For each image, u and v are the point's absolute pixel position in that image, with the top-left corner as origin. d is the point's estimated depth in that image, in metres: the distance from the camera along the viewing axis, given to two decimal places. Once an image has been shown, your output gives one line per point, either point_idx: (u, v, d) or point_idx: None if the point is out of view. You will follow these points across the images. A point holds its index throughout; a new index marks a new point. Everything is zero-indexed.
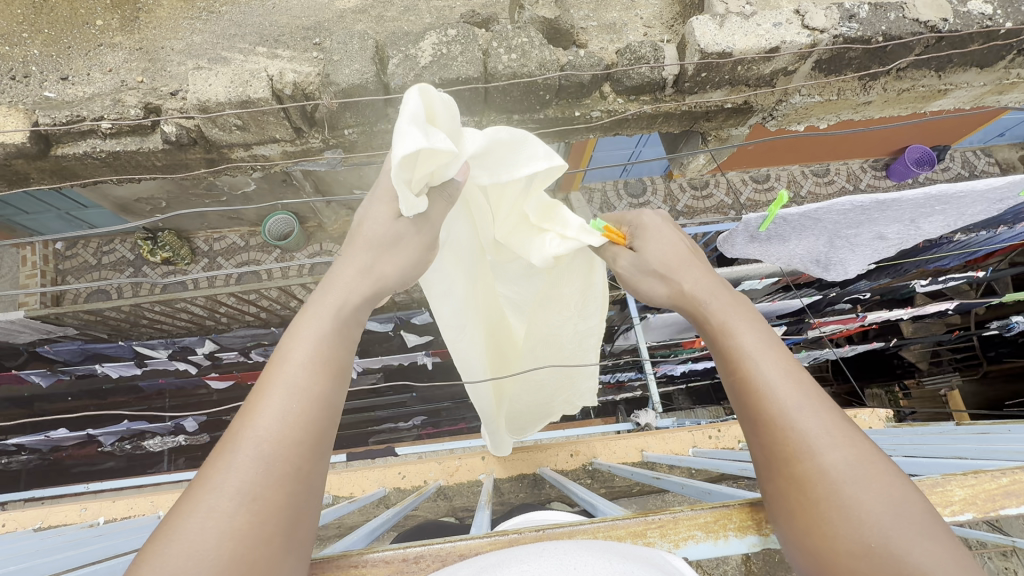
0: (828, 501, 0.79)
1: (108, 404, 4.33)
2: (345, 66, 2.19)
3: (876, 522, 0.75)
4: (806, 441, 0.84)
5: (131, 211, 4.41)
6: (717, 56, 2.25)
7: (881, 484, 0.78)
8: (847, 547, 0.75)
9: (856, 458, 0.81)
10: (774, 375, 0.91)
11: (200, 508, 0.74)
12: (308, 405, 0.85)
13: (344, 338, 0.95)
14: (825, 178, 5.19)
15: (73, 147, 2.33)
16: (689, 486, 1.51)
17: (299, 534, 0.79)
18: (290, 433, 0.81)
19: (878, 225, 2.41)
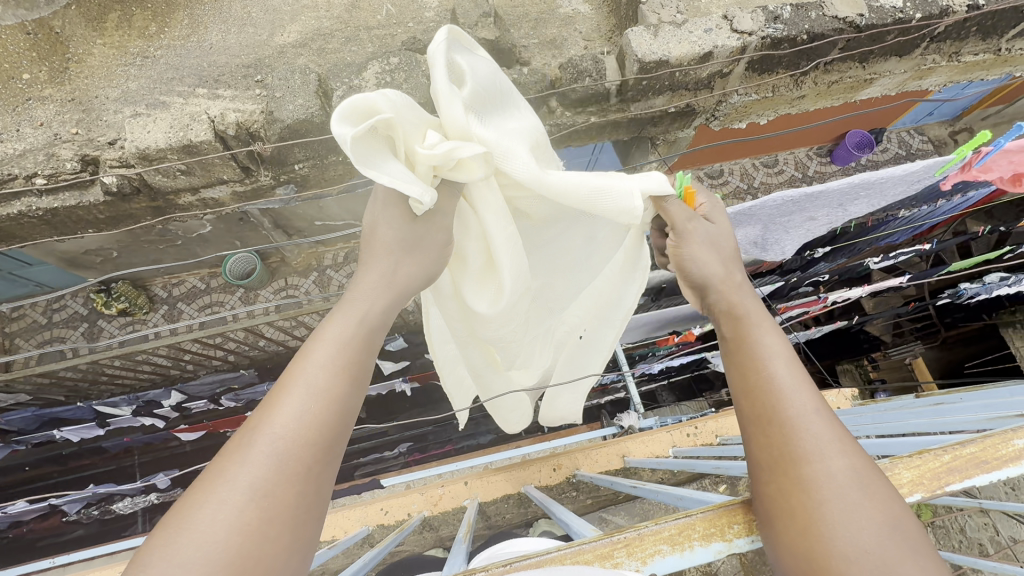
0: (831, 504, 0.79)
1: (71, 469, 4.10)
2: (289, 101, 2.17)
3: (875, 529, 0.76)
4: (820, 444, 0.85)
5: (79, 265, 4.23)
6: (654, 64, 2.32)
7: (883, 500, 0.79)
8: (839, 549, 0.75)
9: (857, 467, 0.82)
10: (795, 383, 0.94)
11: (204, 529, 0.71)
12: (321, 423, 0.84)
13: (366, 344, 0.98)
14: (774, 169, 5.41)
15: (5, 208, 2.23)
16: (662, 493, 1.54)
17: (299, 539, 0.77)
18: (304, 453, 0.81)
19: (809, 212, 2.57)
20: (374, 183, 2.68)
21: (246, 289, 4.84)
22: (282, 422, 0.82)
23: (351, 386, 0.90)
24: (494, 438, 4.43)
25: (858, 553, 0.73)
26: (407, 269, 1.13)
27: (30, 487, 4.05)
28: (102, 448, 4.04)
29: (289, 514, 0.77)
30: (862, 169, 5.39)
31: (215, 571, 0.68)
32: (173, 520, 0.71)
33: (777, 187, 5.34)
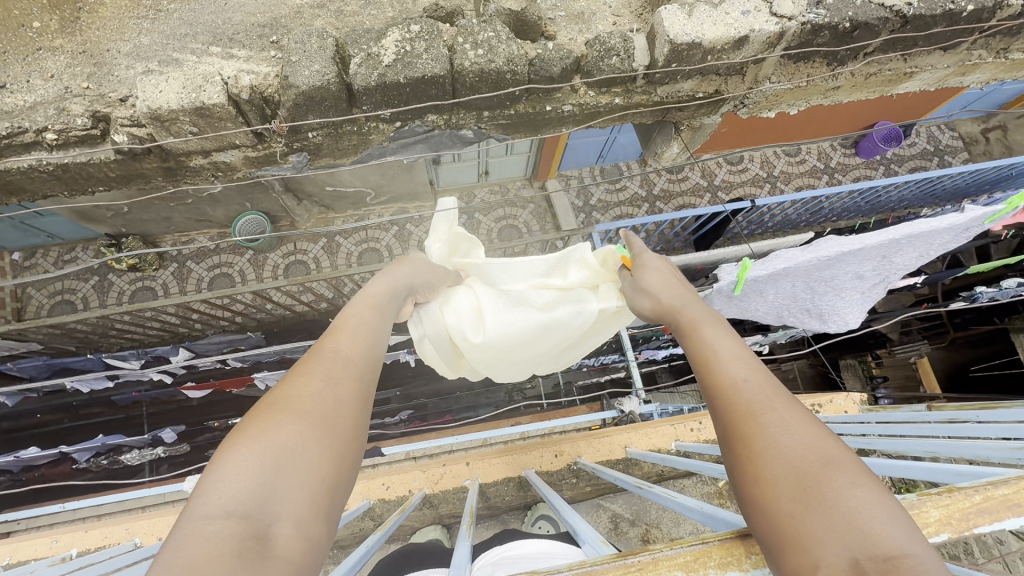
0: (770, 454, 0.82)
1: (81, 417, 4.20)
2: (305, 67, 2.09)
3: (814, 464, 0.78)
4: (762, 397, 0.90)
5: (90, 218, 4.22)
6: (686, 47, 2.23)
7: (821, 443, 0.80)
8: (786, 492, 0.77)
9: (795, 418, 0.85)
10: (732, 361, 0.99)
11: (274, 439, 0.79)
12: (360, 364, 0.99)
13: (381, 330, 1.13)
14: (796, 158, 5.29)
15: (17, 161, 2.21)
16: (670, 500, 1.46)
17: (327, 465, 0.81)
18: (346, 384, 0.93)
19: (854, 268, 2.56)
20: (388, 155, 2.62)
21: (255, 250, 4.87)
22: (330, 361, 0.95)
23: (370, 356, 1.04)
24: (493, 412, 4.49)
25: (802, 489, 0.76)
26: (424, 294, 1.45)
27: (41, 434, 4.15)
28: (111, 401, 4.12)
29: (338, 430, 0.86)
30: (887, 163, 5.25)
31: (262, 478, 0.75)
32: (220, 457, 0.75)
33: (797, 177, 5.23)
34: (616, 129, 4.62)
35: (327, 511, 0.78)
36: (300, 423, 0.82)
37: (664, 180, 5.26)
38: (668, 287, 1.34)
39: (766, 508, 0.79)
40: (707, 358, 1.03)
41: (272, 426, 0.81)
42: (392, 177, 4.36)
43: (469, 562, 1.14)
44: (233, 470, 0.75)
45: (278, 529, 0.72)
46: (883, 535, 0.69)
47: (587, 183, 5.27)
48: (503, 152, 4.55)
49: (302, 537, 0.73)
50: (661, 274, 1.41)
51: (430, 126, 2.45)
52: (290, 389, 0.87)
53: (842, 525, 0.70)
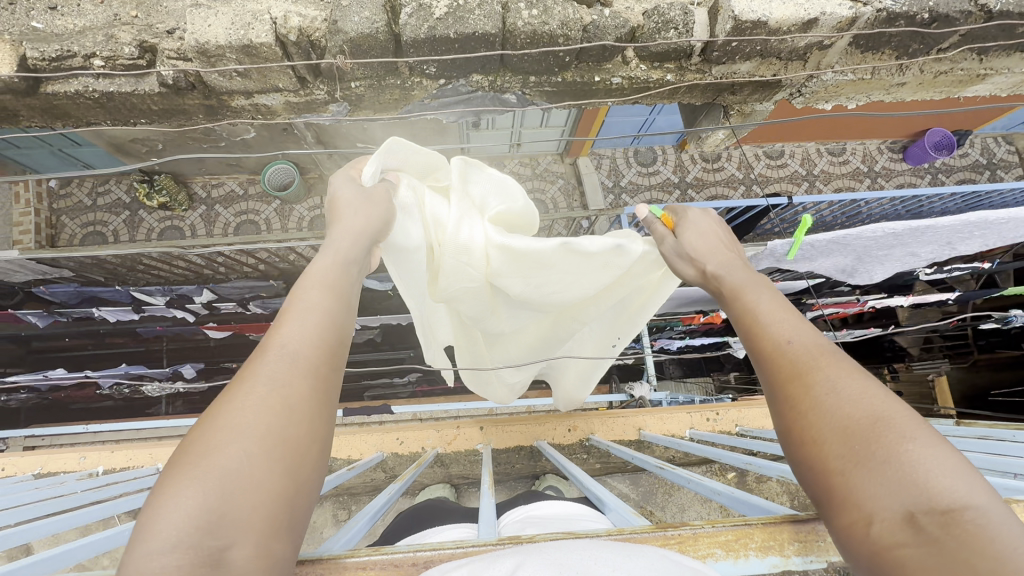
0: (814, 410, 0.85)
1: (107, 345, 4.34)
2: (355, 13, 2.05)
3: (866, 418, 0.79)
4: (809, 357, 0.91)
5: (126, 152, 4.26)
6: (750, 25, 2.13)
7: (873, 397, 0.81)
8: (835, 452, 0.80)
9: (844, 375, 0.86)
10: (780, 320, 0.99)
11: (215, 467, 0.75)
12: (309, 360, 0.90)
13: (341, 301, 1.02)
14: (839, 158, 5.11)
15: (62, 86, 2.20)
16: (695, 482, 1.40)
17: (281, 463, 0.79)
18: (298, 384, 0.86)
19: (911, 247, 2.55)
20: (427, 114, 2.58)
21: (283, 200, 4.91)
22: (274, 362, 0.87)
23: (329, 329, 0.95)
24: None
25: (851, 446, 0.78)
26: (367, 221, 1.21)
27: (69, 357, 4.31)
28: (137, 333, 4.24)
29: (278, 454, 0.79)
30: (934, 171, 5.05)
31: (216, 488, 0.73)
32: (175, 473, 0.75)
33: (838, 178, 5.05)
34: (656, 110, 4.49)
35: (286, 524, 0.77)
36: (244, 444, 0.78)
37: (698, 168, 5.13)
38: (710, 249, 1.28)
39: (817, 467, 0.82)
40: (754, 321, 1.03)
41: (211, 449, 0.76)
42: (424, 138, 4.30)
43: (496, 517, 1.17)
44: (176, 501, 0.72)
45: (235, 553, 0.70)
46: (942, 488, 0.70)
47: (619, 164, 5.16)
48: (538, 123, 4.47)
49: (258, 559, 0.71)
50: (701, 229, 1.34)
51: (473, 87, 2.40)
52: (226, 414, 0.81)
53: (898, 482, 0.72)
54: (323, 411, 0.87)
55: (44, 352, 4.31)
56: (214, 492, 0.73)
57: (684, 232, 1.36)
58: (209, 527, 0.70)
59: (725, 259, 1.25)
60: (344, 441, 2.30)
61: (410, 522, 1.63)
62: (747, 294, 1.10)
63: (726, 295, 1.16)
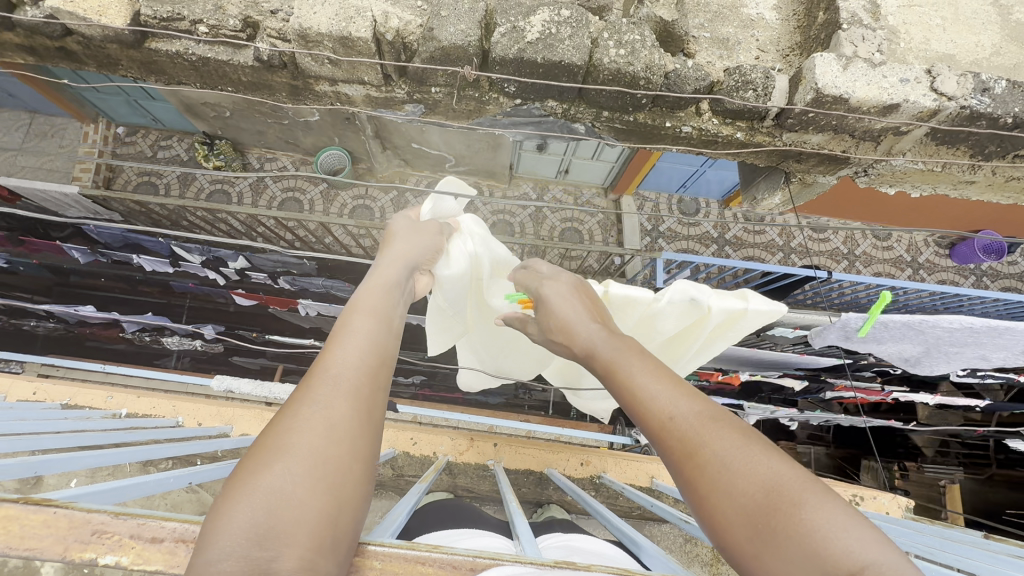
0: (716, 491, 0.84)
1: (138, 292, 4.45)
2: (451, 24, 2.14)
3: (768, 494, 0.79)
4: (691, 432, 0.91)
5: (196, 114, 4.43)
6: (831, 99, 2.14)
7: (757, 463, 0.84)
8: (742, 528, 0.80)
9: (730, 442, 0.88)
10: (656, 391, 1.01)
11: (259, 488, 0.77)
12: (356, 377, 0.93)
13: (388, 329, 1.06)
14: (884, 243, 5.05)
15: (166, 45, 2.32)
16: None
17: (300, 477, 0.79)
18: (338, 404, 0.88)
19: (981, 345, 2.60)
20: (496, 129, 2.66)
21: (330, 185, 5.06)
22: (320, 382, 0.90)
23: (378, 354, 0.99)
24: (504, 402, 4.53)
25: (744, 528, 0.79)
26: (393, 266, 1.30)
27: (100, 297, 4.43)
28: (168, 286, 4.34)
29: (322, 465, 0.81)
30: (980, 274, 4.95)
31: (252, 510, 0.74)
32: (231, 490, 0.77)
33: (879, 262, 4.99)
34: (708, 163, 4.51)
35: (332, 533, 0.78)
36: (288, 463, 0.79)
37: (739, 228, 5.12)
38: (575, 328, 1.33)
39: (725, 535, 0.82)
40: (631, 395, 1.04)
41: (257, 472, 0.78)
42: (477, 150, 4.40)
43: (533, 537, 1.16)
44: (236, 514, 0.74)
45: (281, 564, 0.71)
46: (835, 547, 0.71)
47: (661, 209, 5.18)
48: (589, 155, 4.52)
49: (305, 573, 0.72)
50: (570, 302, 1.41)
51: (546, 111, 2.47)
52: (277, 430, 0.84)
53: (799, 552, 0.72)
54: (368, 434, 0.88)
55: (79, 287, 4.46)
56: (256, 512, 0.74)
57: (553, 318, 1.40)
58: (252, 542, 0.72)
59: (596, 332, 1.28)
60: None
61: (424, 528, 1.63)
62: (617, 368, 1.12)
63: (603, 369, 1.17)
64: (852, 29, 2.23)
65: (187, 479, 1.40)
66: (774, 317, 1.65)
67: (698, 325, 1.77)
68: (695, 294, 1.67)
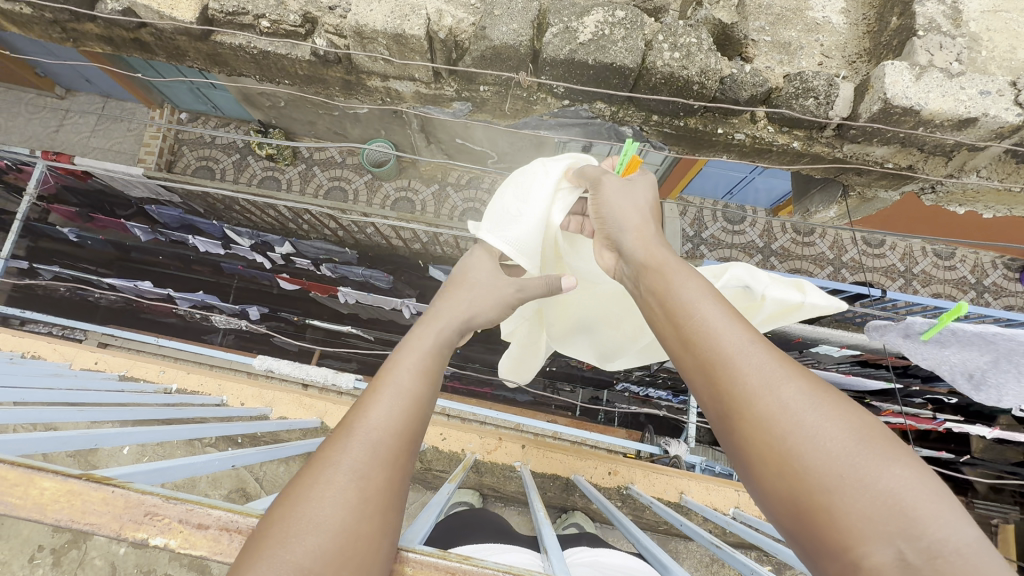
0: (786, 435, 0.78)
1: (191, 271, 4.67)
2: (504, 23, 2.14)
3: (841, 454, 0.75)
4: (762, 374, 0.84)
5: (253, 103, 4.61)
6: (900, 111, 2.02)
7: (835, 413, 0.78)
8: (811, 482, 0.74)
9: (807, 388, 0.82)
10: (726, 321, 0.93)
11: (285, 563, 0.72)
12: (391, 440, 0.88)
13: (430, 384, 1.00)
14: (947, 262, 4.74)
15: (230, 38, 2.41)
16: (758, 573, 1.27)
17: (330, 547, 0.75)
18: (374, 472, 0.84)
19: None
20: (541, 130, 2.66)
21: (374, 176, 5.17)
22: (355, 442, 0.86)
23: (413, 410, 0.93)
24: (533, 402, 4.52)
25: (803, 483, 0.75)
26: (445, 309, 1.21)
27: (157, 274, 4.68)
28: (218, 267, 4.55)
29: (358, 530, 0.79)
30: None
31: None
32: (260, 557, 0.73)
33: (939, 283, 4.68)
34: (757, 170, 4.34)
35: None
36: (317, 538, 0.75)
37: (787, 238, 4.91)
38: (647, 239, 1.21)
39: (788, 491, 0.77)
40: (685, 328, 0.96)
41: (279, 548, 0.74)
42: (520, 148, 4.39)
43: (561, 552, 1.14)
44: None
45: None
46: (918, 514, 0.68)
47: (706, 215, 5.03)
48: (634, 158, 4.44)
49: None
50: (630, 198, 1.31)
51: (594, 113, 2.43)
52: (308, 492, 0.80)
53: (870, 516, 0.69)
54: (397, 503, 0.85)
55: (139, 263, 4.72)
56: None
57: (607, 213, 1.30)
58: None
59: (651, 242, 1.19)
60: None
61: (451, 530, 1.63)
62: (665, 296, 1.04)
63: (656, 284, 1.09)
64: (928, 35, 2.08)
65: (229, 462, 1.45)
66: (833, 313, 1.60)
67: (750, 315, 1.70)
68: (749, 282, 1.63)
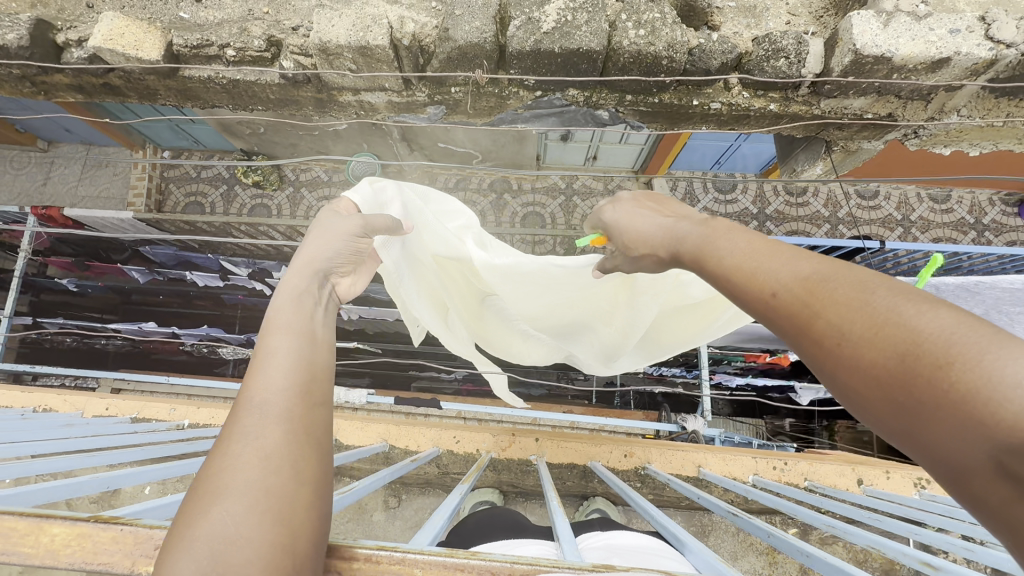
0: (855, 357, 0.67)
1: (192, 306, 4.70)
2: (466, 22, 2.13)
3: (920, 359, 0.60)
4: (806, 299, 0.74)
5: (233, 133, 4.62)
6: (872, 60, 2.01)
7: (898, 315, 0.64)
8: (896, 399, 0.62)
9: (865, 299, 0.69)
10: (766, 258, 0.84)
11: (201, 537, 0.70)
12: (282, 395, 0.86)
13: (312, 335, 0.97)
14: (943, 205, 4.71)
15: (198, 71, 2.42)
16: (776, 536, 1.30)
17: (242, 509, 0.73)
18: (271, 431, 0.81)
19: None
20: (518, 123, 2.66)
21: None
22: (246, 411, 0.83)
23: (297, 363, 0.91)
24: (546, 394, 4.54)
25: (883, 389, 0.64)
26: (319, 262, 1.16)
27: (159, 313, 4.71)
28: (219, 299, 4.57)
29: (271, 487, 0.76)
30: None
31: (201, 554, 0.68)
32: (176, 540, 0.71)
33: (938, 227, 4.66)
34: (742, 137, 4.33)
35: (293, 555, 0.73)
36: (227, 505, 0.73)
37: (780, 201, 4.89)
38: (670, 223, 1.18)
39: (876, 412, 0.65)
40: (742, 265, 0.87)
41: (193, 525, 0.71)
42: (503, 144, 4.39)
43: (575, 539, 1.16)
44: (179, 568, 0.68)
45: None
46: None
47: (696, 188, 5.02)
48: (617, 140, 4.43)
49: None
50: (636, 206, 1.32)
51: (568, 101, 2.43)
52: (212, 470, 0.78)
53: (964, 421, 0.55)
54: (308, 453, 0.83)
55: (140, 305, 4.75)
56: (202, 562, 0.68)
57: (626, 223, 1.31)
58: None
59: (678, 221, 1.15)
60: (403, 431, 2.39)
61: (472, 530, 1.64)
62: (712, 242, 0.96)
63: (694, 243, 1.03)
64: None
65: None
66: None
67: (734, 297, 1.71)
68: None
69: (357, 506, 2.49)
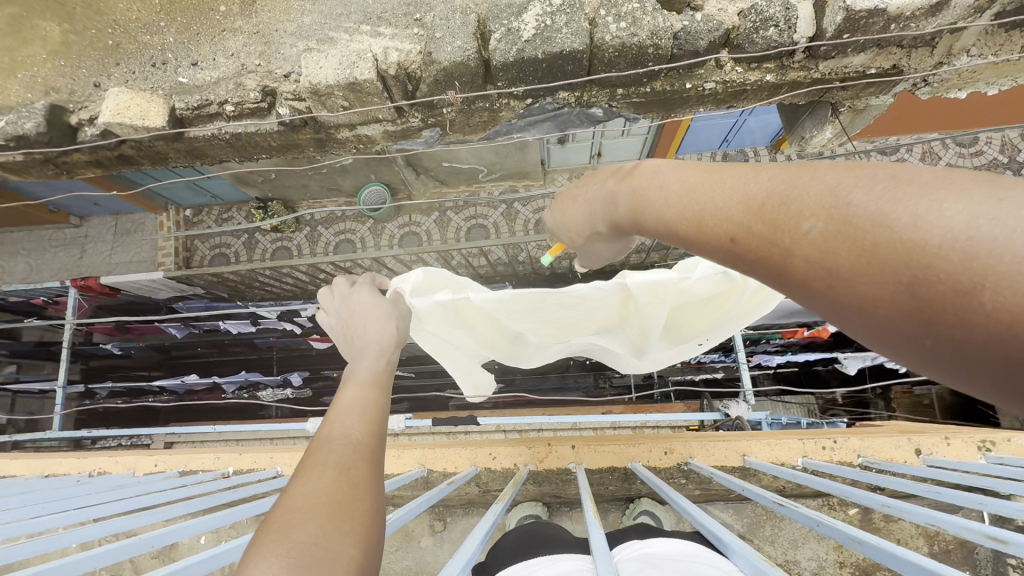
0: (827, 271, 0.66)
1: (229, 354, 4.86)
2: (448, 43, 2.16)
3: (894, 247, 0.59)
4: (767, 223, 0.74)
5: (246, 182, 4.78)
6: (865, 14, 1.94)
7: (859, 210, 0.64)
8: (885, 298, 0.61)
9: (817, 206, 0.68)
10: (715, 195, 0.84)
11: (294, 540, 0.76)
12: (359, 439, 1.00)
13: (379, 398, 1.14)
14: (971, 149, 4.49)
15: (203, 130, 2.52)
16: (825, 525, 1.23)
17: (323, 524, 0.80)
18: (355, 467, 0.93)
19: None
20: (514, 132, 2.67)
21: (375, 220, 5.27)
22: (331, 446, 0.96)
23: (369, 417, 1.06)
24: (583, 398, 4.50)
25: (880, 293, 0.61)
26: (372, 332, 1.35)
27: (199, 364, 4.87)
28: (253, 344, 4.71)
29: (349, 511, 0.85)
30: None
31: (290, 552, 0.74)
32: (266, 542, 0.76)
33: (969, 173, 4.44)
34: (746, 111, 4.24)
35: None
36: (318, 520, 0.81)
37: None
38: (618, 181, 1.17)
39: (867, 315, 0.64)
40: (684, 207, 0.90)
41: (285, 531, 0.78)
42: (506, 155, 4.41)
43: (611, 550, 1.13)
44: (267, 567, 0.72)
45: None
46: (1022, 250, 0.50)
47: None
48: (619, 134, 4.40)
49: None
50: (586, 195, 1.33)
51: (560, 103, 2.42)
52: (299, 490, 0.86)
53: (963, 298, 0.54)
54: (375, 494, 0.92)
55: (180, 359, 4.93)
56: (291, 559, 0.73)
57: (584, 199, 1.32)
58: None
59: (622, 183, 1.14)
60: (439, 453, 2.39)
61: (515, 547, 1.62)
62: (645, 194, 1.01)
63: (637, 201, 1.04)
64: None
65: None
66: None
67: (733, 298, 1.58)
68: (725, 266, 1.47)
69: (405, 532, 2.51)
